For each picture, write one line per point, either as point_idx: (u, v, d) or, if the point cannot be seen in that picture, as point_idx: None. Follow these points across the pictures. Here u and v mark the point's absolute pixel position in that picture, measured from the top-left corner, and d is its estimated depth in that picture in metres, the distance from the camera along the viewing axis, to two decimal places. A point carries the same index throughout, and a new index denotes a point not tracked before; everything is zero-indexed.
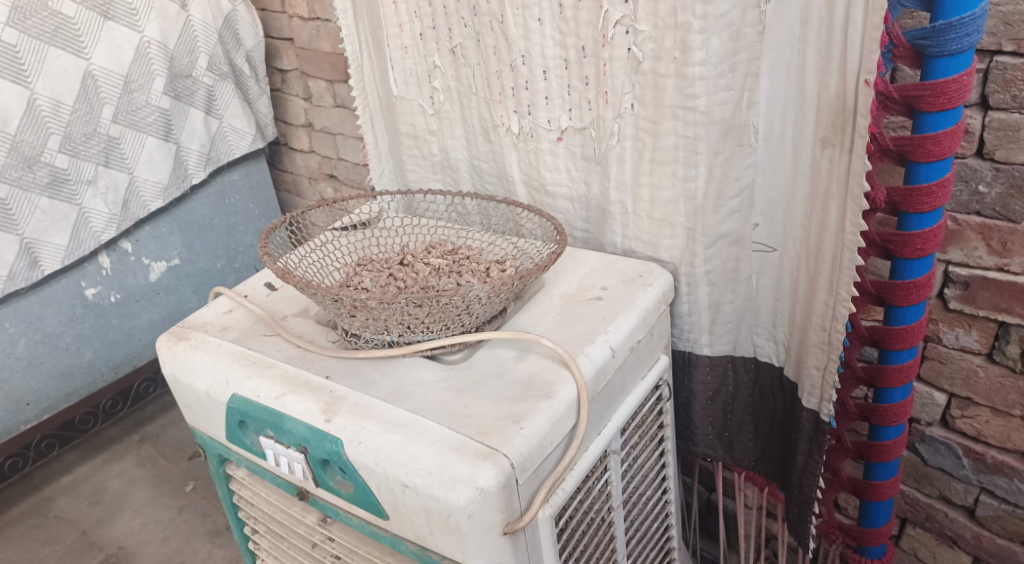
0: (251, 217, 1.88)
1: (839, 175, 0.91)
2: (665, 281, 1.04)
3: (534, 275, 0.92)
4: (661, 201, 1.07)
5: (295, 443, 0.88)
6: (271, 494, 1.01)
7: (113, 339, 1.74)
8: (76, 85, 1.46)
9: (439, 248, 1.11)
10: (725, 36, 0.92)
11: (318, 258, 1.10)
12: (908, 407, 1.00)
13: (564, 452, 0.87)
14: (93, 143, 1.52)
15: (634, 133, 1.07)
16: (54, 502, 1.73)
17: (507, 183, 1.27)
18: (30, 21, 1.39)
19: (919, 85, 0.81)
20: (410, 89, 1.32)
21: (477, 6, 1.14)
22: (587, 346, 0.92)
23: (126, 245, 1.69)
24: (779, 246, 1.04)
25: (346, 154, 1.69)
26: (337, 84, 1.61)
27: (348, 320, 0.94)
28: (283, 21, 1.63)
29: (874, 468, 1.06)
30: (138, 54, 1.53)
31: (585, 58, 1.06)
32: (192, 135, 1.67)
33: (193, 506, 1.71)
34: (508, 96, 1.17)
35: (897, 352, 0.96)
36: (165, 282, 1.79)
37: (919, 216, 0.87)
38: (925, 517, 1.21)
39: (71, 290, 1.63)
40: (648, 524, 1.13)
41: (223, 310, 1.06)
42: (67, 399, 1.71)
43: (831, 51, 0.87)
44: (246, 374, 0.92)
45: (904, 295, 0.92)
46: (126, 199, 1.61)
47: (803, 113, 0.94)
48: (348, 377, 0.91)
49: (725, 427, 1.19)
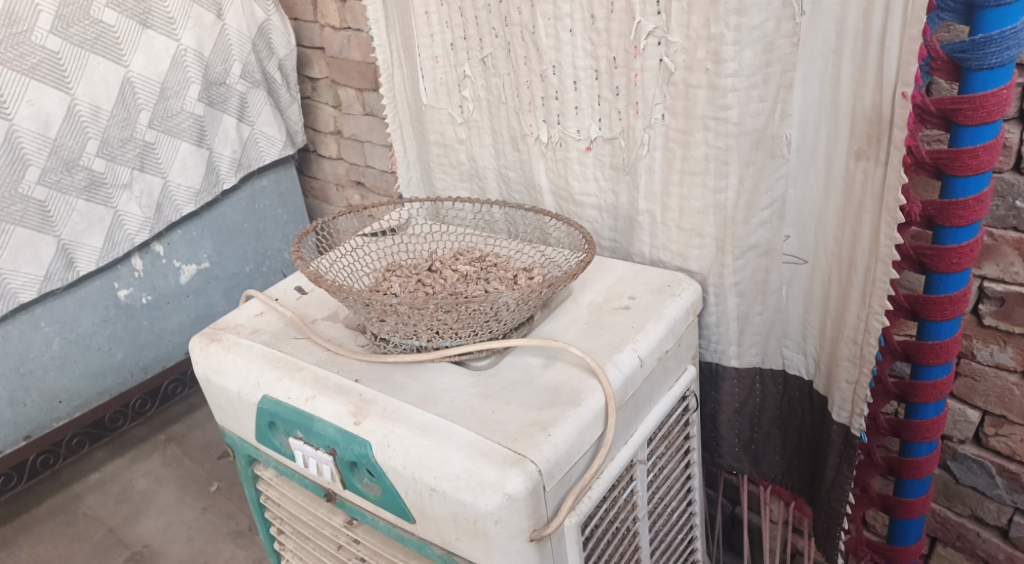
0: (279, 223, 1.91)
1: (873, 188, 0.91)
2: (694, 292, 1.04)
3: (562, 283, 0.92)
4: (690, 211, 1.07)
5: (324, 444, 0.89)
6: (298, 495, 1.02)
7: (144, 339, 1.77)
8: (115, 91, 1.50)
9: (467, 255, 1.12)
10: (758, 48, 0.93)
11: (348, 263, 1.12)
12: (940, 424, 0.99)
13: (591, 460, 0.87)
14: (129, 148, 1.55)
15: (664, 144, 1.07)
16: (82, 499, 1.76)
17: (534, 192, 1.28)
18: (72, 29, 1.42)
19: (958, 98, 0.80)
20: (439, 98, 1.33)
21: (509, 17, 1.15)
22: (616, 355, 0.92)
23: (159, 248, 1.72)
24: (811, 258, 1.03)
25: (375, 162, 1.71)
26: (366, 93, 1.63)
27: (377, 324, 0.95)
28: (315, 31, 1.66)
29: (905, 485, 1.05)
30: (175, 62, 1.56)
31: (616, 68, 1.07)
32: (224, 141, 1.69)
33: (217, 507, 1.72)
34: (537, 105, 1.18)
35: (931, 368, 0.95)
36: (194, 284, 1.81)
37: (955, 230, 0.87)
38: (956, 537, 1.19)
39: (105, 291, 1.65)
40: (673, 536, 1.12)
41: (254, 313, 1.07)
42: (98, 399, 1.74)
43: (866, 64, 0.87)
44: (277, 376, 0.93)
45: (939, 310, 0.91)
46: (159, 202, 1.63)
47: (837, 125, 0.93)
48: (378, 381, 0.91)
49: (752, 440, 1.18)
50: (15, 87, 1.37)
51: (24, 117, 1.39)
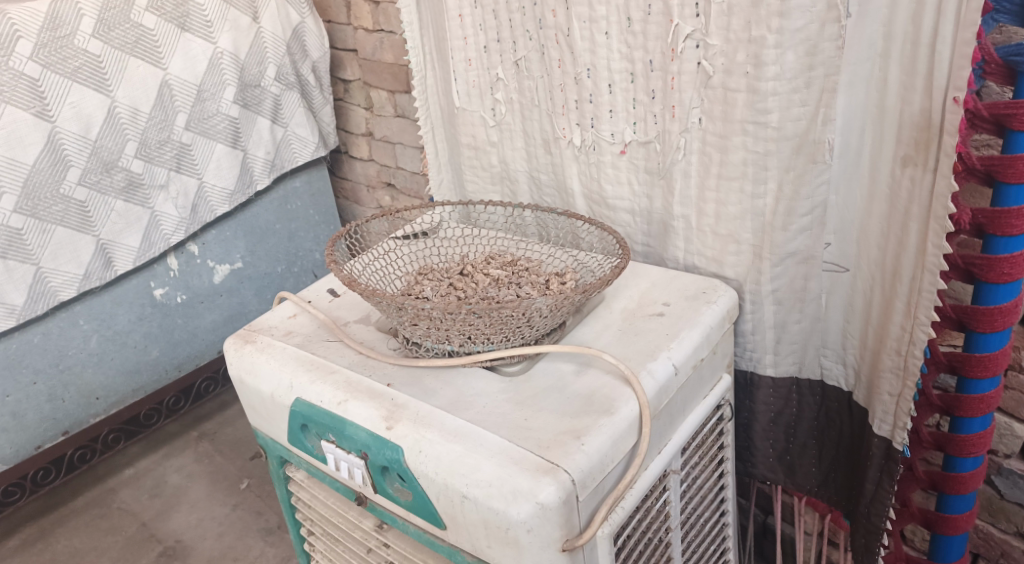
0: (311, 223, 1.92)
1: (921, 196, 0.88)
2: (730, 298, 1.02)
3: (596, 289, 0.91)
4: (727, 217, 1.06)
5: (356, 448, 0.88)
6: (329, 498, 1.02)
7: (178, 338, 1.78)
8: (154, 93, 1.51)
9: (499, 259, 1.11)
10: (801, 51, 0.91)
11: (380, 266, 1.12)
12: (986, 438, 0.97)
13: (625, 469, 0.86)
14: (166, 149, 1.56)
15: (700, 148, 1.05)
16: (117, 493, 1.78)
17: (566, 195, 1.27)
18: (113, 33, 1.44)
19: (1012, 103, 0.78)
20: (472, 101, 1.33)
21: (544, 19, 1.14)
22: (650, 362, 0.91)
23: (193, 247, 1.73)
24: (852, 266, 1.01)
25: (406, 163, 1.72)
26: (398, 94, 1.63)
27: (409, 329, 0.94)
28: (348, 33, 1.67)
29: (948, 500, 1.03)
30: (211, 65, 1.57)
31: (653, 71, 1.05)
32: (258, 142, 1.70)
33: (247, 504, 1.73)
34: (571, 108, 1.17)
35: (977, 380, 0.93)
36: (228, 284, 1.83)
37: (1006, 239, 0.85)
38: (999, 553, 1.17)
39: (141, 290, 1.67)
40: (705, 547, 1.10)
41: (287, 315, 1.07)
42: (134, 396, 1.76)
43: (916, 68, 0.85)
44: (310, 379, 0.93)
45: (988, 321, 0.89)
46: (195, 203, 1.65)
47: (883, 130, 0.91)
48: (410, 385, 0.91)
49: (787, 450, 1.16)
50: (58, 89, 1.40)
51: (66, 119, 1.41)
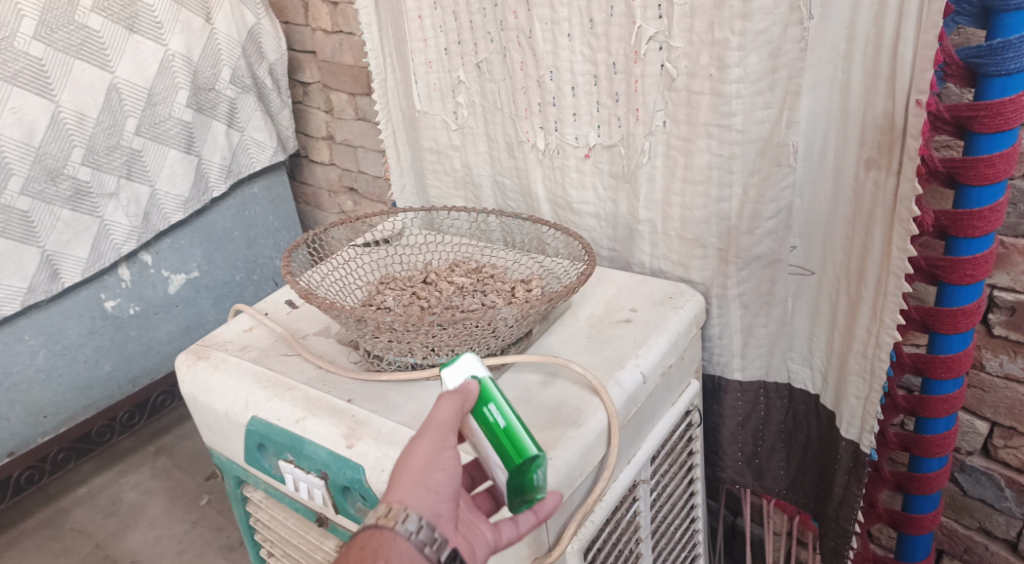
0: (270, 230, 1.87)
1: (885, 198, 0.87)
2: (696, 303, 1.01)
3: (562, 297, 0.89)
4: (693, 221, 1.05)
5: (316, 467, 0.85)
6: (289, 519, 0.99)
7: (132, 350, 1.72)
8: (101, 98, 1.46)
9: (463, 266, 1.08)
10: (764, 54, 0.90)
11: (340, 276, 1.08)
12: (951, 439, 0.97)
13: (594, 483, 0.84)
14: (115, 156, 1.51)
15: (665, 151, 1.04)
16: (70, 513, 1.72)
17: (530, 200, 1.25)
18: (56, 35, 1.39)
19: (974, 105, 0.78)
20: (433, 104, 1.30)
21: (505, 21, 1.12)
22: (618, 371, 0.89)
23: (147, 257, 1.68)
24: (818, 269, 1.00)
25: (368, 167, 1.68)
26: (359, 97, 1.59)
27: (370, 341, 0.91)
28: (306, 34, 1.63)
29: (913, 500, 1.03)
30: (162, 67, 1.52)
31: (616, 74, 1.04)
32: (214, 147, 1.66)
33: (208, 520, 1.68)
34: (534, 112, 1.15)
35: (942, 382, 0.93)
36: (184, 294, 1.77)
37: (968, 241, 0.85)
38: (964, 550, 1.18)
39: (91, 302, 1.61)
40: (677, 554, 1.09)
41: (243, 328, 1.04)
42: (86, 412, 1.70)
43: (878, 70, 0.84)
44: (267, 396, 0.90)
45: (952, 323, 0.89)
46: (147, 211, 1.59)
47: (846, 133, 0.90)
48: (371, 400, 0.88)
49: (755, 453, 1.16)
50: None
51: (6, 125, 1.36)
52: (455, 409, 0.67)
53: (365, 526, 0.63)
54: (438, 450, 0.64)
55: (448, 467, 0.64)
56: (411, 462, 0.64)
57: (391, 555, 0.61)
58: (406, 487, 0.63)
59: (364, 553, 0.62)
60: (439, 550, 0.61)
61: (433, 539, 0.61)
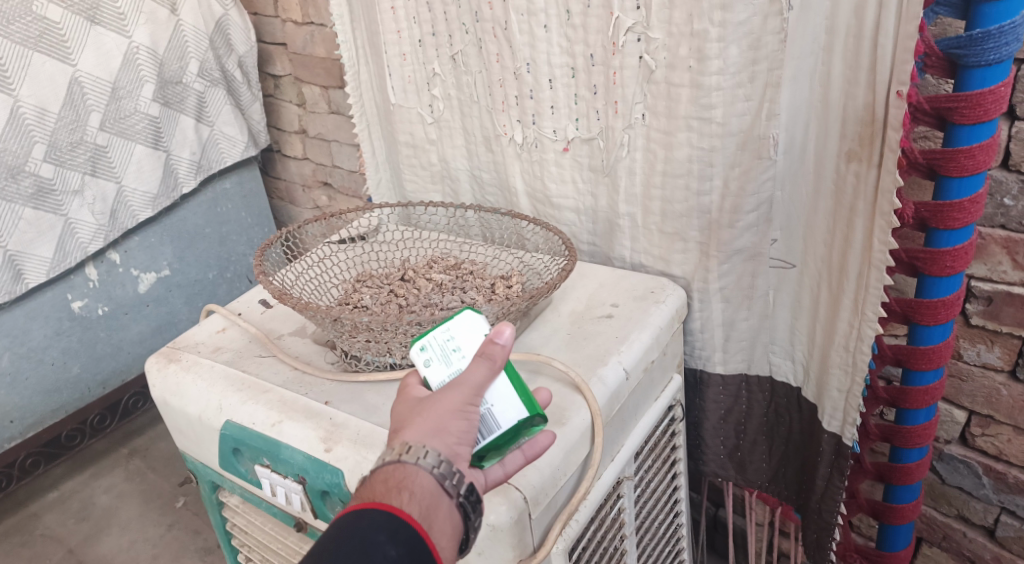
0: (243, 226, 1.83)
1: (866, 191, 0.87)
2: (678, 298, 1.00)
3: (543, 294, 0.88)
4: (673, 215, 1.04)
5: (293, 472, 0.83)
6: (266, 523, 0.96)
7: (101, 352, 1.68)
8: (63, 92, 1.41)
9: (441, 262, 1.06)
10: (744, 45, 0.89)
11: (315, 275, 1.06)
12: (931, 429, 0.97)
13: (578, 482, 0.83)
14: (79, 152, 1.47)
15: (645, 145, 1.03)
16: (40, 519, 1.68)
17: (509, 194, 1.23)
18: (14, 26, 1.33)
19: (953, 96, 0.78)
20: (409, 97, 1.27)
21: (480, 12, 1.10)
22: (600, 368, 0.88)
23: (115, 256, 1.63)
24: (799, 263, 0.99)
25: (342, 162, 1.65)
26: (331, 90, 1.56)
27: (348, 341, 0.89)
28: (276, 26, 1.59)
29: (894, 490, 1.02)
30: (127, 60, 1.48)
31: (594, 66, 1.02)
32: (182, 143, 1.62)
33: (183, 523, 1.65)
34: (511, 105, 1.13)
35: (922, 373, 0.93)
36: (154, 292, 1.73)
37: (948, 232, 0.84)
38: (942, 537, 1.19)
39: (57, 303, 1.57)
40: (660, 549, 1.09)
41: (215, 329, 1.01)
42: (54, 416, 1.65)
43: (859, 61, 0.84)
44: (241, 399, 0.88)
45: (931, 314, 0.88)
46: (114, 208, 1.55)
47: (827, 125, 0.90)
48: (349, 402, 0.86)
49: (737, 446, 1.16)
50: None
51: None
52: (484, 368, 0.66)
53: (383, 461, 0.62)
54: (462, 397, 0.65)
55: (469, 414, 0.65)
56: (432, 405, 0.64)
57: (413, 488, 0.60)
58: (425, 426, 0.63)
59: (385, 486, 0.61)
60: (457, 484, 0.62)
61: (454, 474, 0.62)
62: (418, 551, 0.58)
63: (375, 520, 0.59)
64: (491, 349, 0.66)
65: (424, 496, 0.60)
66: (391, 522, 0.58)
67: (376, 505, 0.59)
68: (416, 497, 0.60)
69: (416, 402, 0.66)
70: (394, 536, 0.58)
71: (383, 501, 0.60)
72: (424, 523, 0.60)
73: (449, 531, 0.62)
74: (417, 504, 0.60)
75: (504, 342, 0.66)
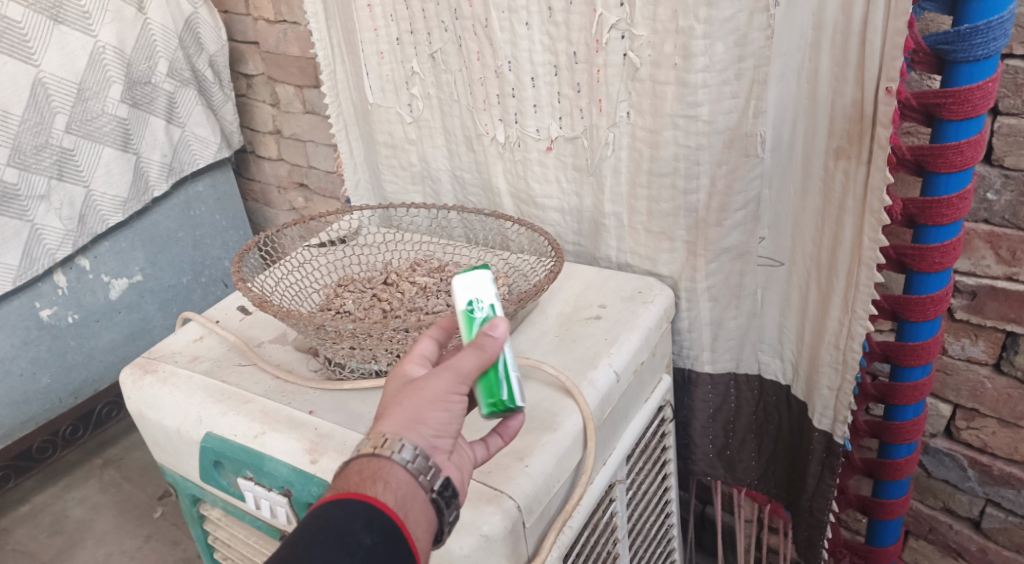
0: (218, 229, 1.79)
1: (855, 188, 0.86)
2: (666, 298, 0.98)
3: (531, 297, 0.86)
4: (660, 214, 1.03)
5: (278, 485, 0.81)
6: (250, 537, 0.93)
7: (72, 361, 1.64)
8: (26, 94, 1.37)
9: (425, 265, 1.04)
10: (730, 42, 0.88)
11: (295, 281, 1.04)
12: (920, 425, 0.96)
13: (571, 488, 0.82)
14: (44, 155, 1.42)
15: (630, 143, 1.02)
16: (11, 534, 1.63)
17: (492, 194, 1.21)
18: None
19: (941, 92, 0.77)
20: (387, 96, 1.25)
21: (460, 10, 1.07)
22: (591, 371, 0.86)
23: (84, 262, 1.59)
24: (787, 261, 0.99)
25: (318, 162, 1.62)
26: (306, 89, 1.53)
27: (332, 348, 0.86)
28: (248, 24, 1.56)
29: (884, 486, 1.02)
30: (93, 60, 1.43)
31: (577, 64, 1.00)
32: (153, 145, 1.57)
33: (161, 534, 1.61)
34: (493, 104, 1.11)
35: (911, 369, 0.92)
36: (126, 299, 1.69)
37: (937, 228, 0.84)
38: (928, 529, 1.19)
39: (25, 312, 1.52)
40: (652, 550, 1.08)
41: (193, 338, 0.98)
42: (23, 428, 1.60)
43: (846, 58, 0.83)
44: (221, 411, 0.85)
45: (920, 310, 0.88)
46: (83, 213, 1.51)
47: (814, 122, 0.89)
48: (334, 411, 0.83)
49: (726, 445, 1.15)
50: None
51: None
52: (476, 358, 0.64)
53: (357, 453, 0.61)
54: (451, 388, 0.63)
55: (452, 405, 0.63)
56: (414, 395, 0.62)
57: (389, 479, 0.59)
58: (403, 417, 0.61)
59: (360, 477, 0.60)
60: (432, 479, 0.61)
61: (429, 469, 0.60)
62: (394, 540, 0.58)
63: (350, 510, 0.58)
64: (485, 343, 0.65)
65: (400, 486, 0.59)
66: (366, 512, 0.58)
67: (350, 495, 0.59)
68: (392, 487, 0.59)
69: (404, 385, 0.64)
70: (370, 525, 0.57)
71: (358, 492, 0.59)
72: (400, 514, 0.59)
73: (425, 524, 0.61)
74: (392, 495, 0.59)
75: (499, 337, 0.66)
